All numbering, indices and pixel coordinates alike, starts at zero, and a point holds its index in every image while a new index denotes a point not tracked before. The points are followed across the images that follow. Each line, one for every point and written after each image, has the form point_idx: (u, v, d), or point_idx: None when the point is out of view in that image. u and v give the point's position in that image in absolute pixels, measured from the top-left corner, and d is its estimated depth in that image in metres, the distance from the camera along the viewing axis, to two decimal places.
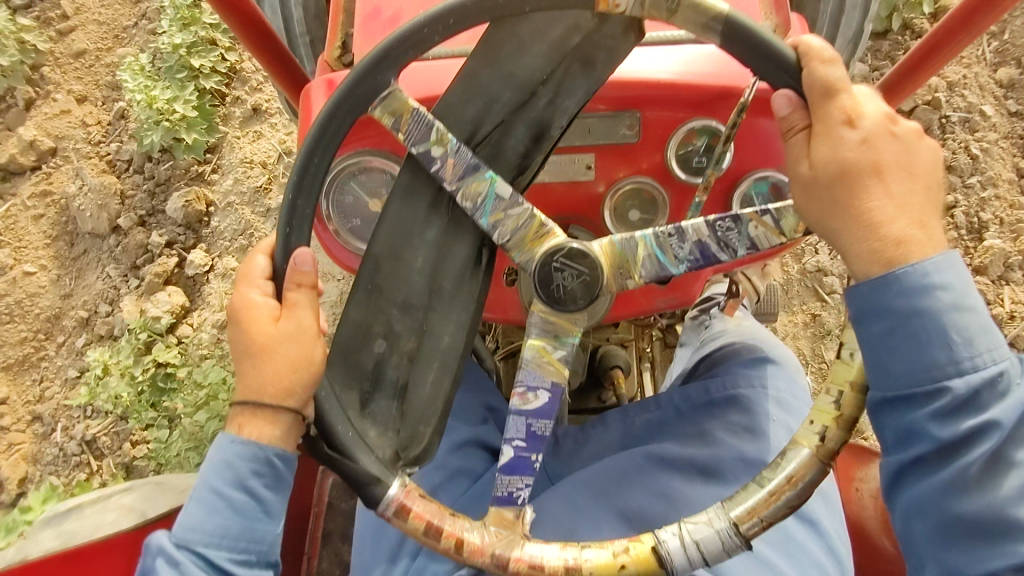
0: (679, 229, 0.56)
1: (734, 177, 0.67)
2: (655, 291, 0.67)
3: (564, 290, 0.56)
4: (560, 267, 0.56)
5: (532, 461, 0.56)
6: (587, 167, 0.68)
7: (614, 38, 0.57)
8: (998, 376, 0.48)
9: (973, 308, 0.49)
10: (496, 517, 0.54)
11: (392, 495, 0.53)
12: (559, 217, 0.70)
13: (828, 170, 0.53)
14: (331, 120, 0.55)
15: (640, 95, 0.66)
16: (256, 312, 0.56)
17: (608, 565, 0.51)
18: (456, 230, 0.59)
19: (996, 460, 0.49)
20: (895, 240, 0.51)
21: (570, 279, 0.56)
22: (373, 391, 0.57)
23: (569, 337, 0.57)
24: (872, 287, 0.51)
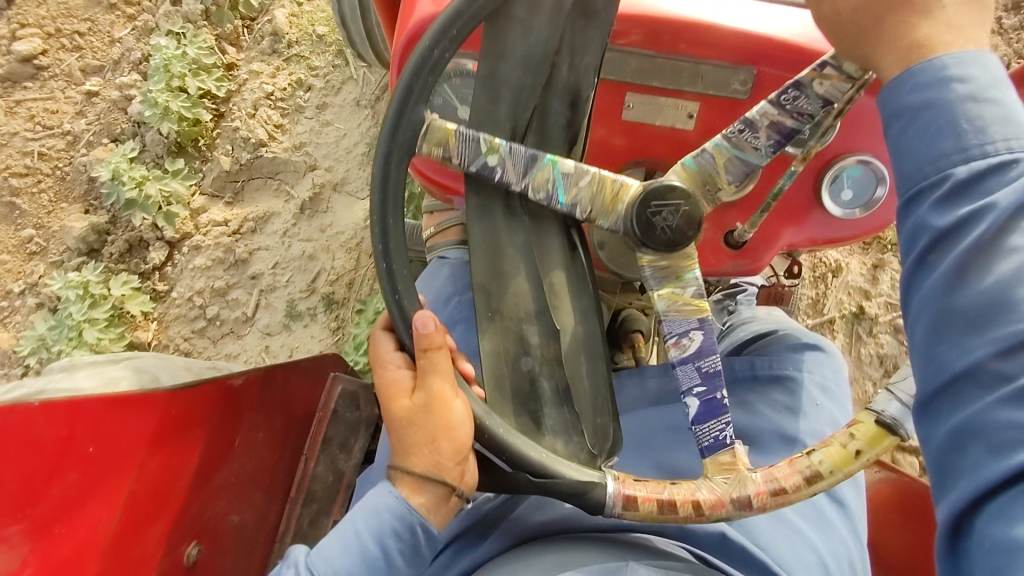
0: (749, 122, 0.57)
1: (831, 156, 0.67)
2: (725, 252, 0.72)
3: (671, 230, 0.56)
4: (656, 210, 0.56)
5: (721, 397, 0.56)
6: (688, 115, 0.68)
7: None
8: (1011, 162, 0.42)
9: (997, 99, 0.44)
10: (716, 466, 0.55)
11: (613, 490, 0.53)
12: (634, 160, 0.72)
13: (851, 3, 0.50)
14: (388, 174, 0.54)
15: (759, 51, 0.64)
16: (399, 386, 0.57)
17: (842, 456, 0.52)
18: (539, 224, 0.62)
19: (992, 246, 0.42)
20: (915, 45, 0.47)
21: (670, 217, 0.56)
22: (539, 406, 0.57)
23: (690, 272, 0.57)
24: (890, 94, 0.48)
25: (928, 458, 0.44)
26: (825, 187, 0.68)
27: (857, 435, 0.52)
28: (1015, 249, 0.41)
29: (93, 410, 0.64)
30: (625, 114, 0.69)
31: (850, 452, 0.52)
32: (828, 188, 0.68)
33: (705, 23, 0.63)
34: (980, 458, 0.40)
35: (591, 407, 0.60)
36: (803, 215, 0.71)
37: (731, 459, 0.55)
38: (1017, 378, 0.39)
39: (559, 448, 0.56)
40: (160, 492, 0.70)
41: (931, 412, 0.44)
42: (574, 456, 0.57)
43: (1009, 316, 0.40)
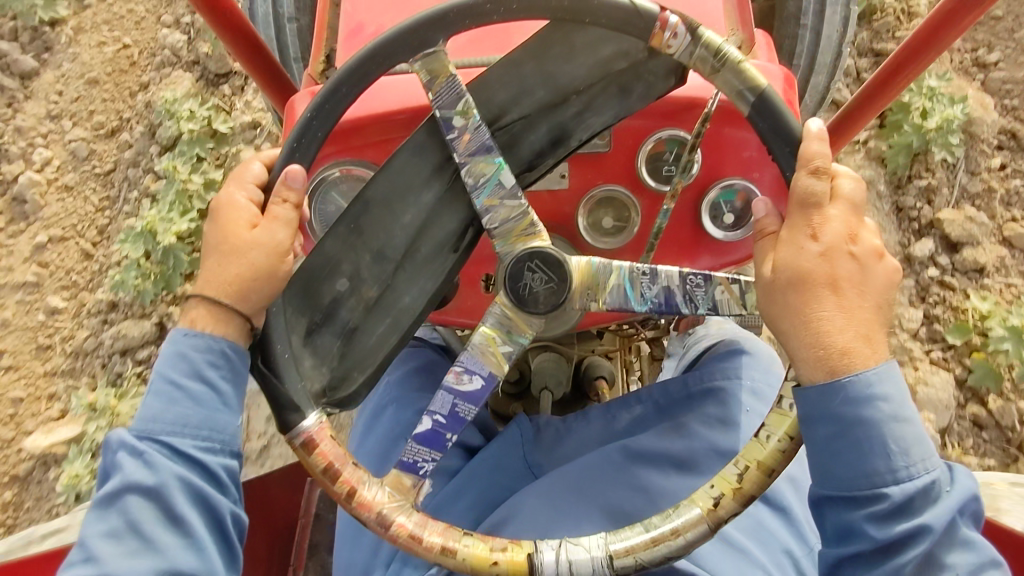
0: (653, 271, 0.60)
1: (702, 183, 0.71)
2: None
3: (530, 291, 0.59)
4: (534, 268, 0.59)
5: (447, 437, 0.60)
6: (561, 176, 0.71)
7: (654, 76, 0.61)
8: (930, 483, 0.52)
9: (909, 419, 0.53)
10: (393, 480, 0.59)
11: (306, 427, 0.59)
12: None
13: (786, 274, 0.56)
14: (373, 59, 0.58)
15: None
16: (239, 214, 0.62)
17: (482, 556, 0.56)
18: (451, 197, 0.62)
19: (930, 562, 0.53)
20: (840, 350, 0.54)
21: (536, 283, 0.59)
22: (322, 324, 0.62)
23: (521, 335, 0.61)
24: (821, 393, 0.54)
25: None
26: (703, 212, 0.71)
27: (505, 554, 0.56)
28: (947, 568, 0.53)
29: None
30: None
31: (490, 558, 0.56)
32: (705, 214, 0.71)
33: None
34: None
35: (360, 358, 0.63)
36: (691, 248, 0.73)
37: (403, 486, 0.59)
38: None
39: (306, 366, 0.61)
40: None
41: None
42: (315, 377, 0.62)
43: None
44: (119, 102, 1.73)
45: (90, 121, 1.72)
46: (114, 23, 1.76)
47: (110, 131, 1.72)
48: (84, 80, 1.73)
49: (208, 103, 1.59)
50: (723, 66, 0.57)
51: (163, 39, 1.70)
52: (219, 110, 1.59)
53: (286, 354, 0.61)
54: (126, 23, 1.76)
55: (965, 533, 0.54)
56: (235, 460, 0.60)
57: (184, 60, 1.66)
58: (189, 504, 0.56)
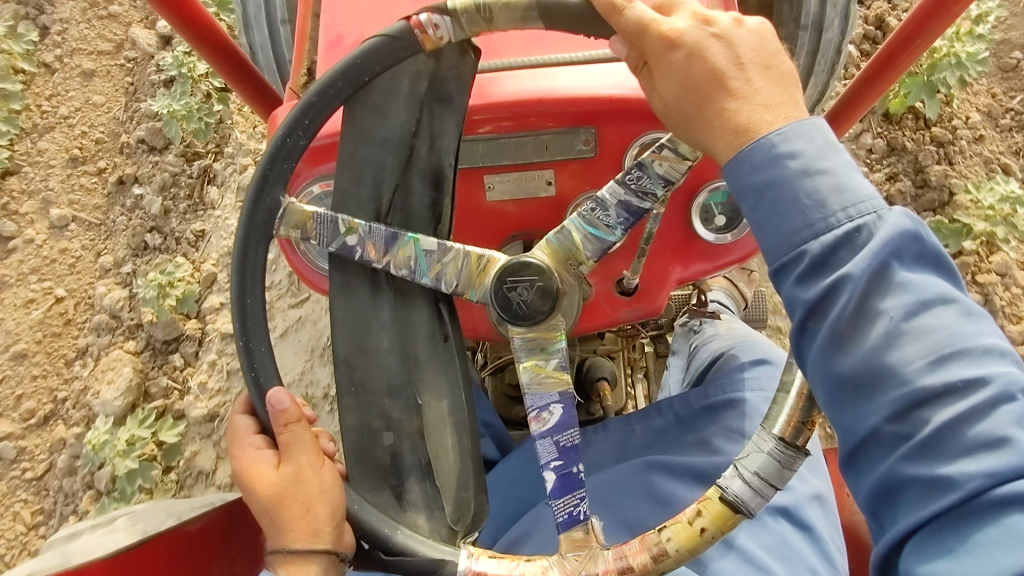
0: (599, 200, 0.59)
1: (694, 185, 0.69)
2: (620, 300, 0.73)
3: (525, 305, 0.58)
4: (512, 285, 0.58)
5: (577, 473, 0.56)
6: (547, 183, 0.70)
7: (456, 66, 0.61)
8: (855, 230, 0.47)
9: (829, 169, 0.48)
10: (569, 543, 0.54)
11: (462, 569, 0.54)
12: (510, 236, 0.72)
13: (674, 94, 0.56)
14: (247, 242, 0.60)
15: (595, 111, 0.67)
16: (259, 467, 0.61)
17: (688, 534, 0.52)
18: (405, 299, 0.62)
19: (863, 312, 0.46)
20: (741, 130, 0.52)
21: (525, 293, 0.58)
22: (400, 482, 0.60)
23: (555, 345, 0.59)
24: (738, 168, 0.52)
25: (852, 493, 0.50)
26: (693, 217, 0.70)
27: (702, 512, 0.52)
28: (883, 314, 0.46)
29: None
30: (489, 195, 0.71)
31: (696, 529, 0.52)
32: (699, 218, 0.70)
33: (543, 95, 0.67)
34: (865, 485, 0.48)
35: (459, 481, 0.61)
36: (686, 249, 0.72)
37: (584, 536, 0.54)
38: (914, 437, 0.45)
39: (421, 524, 0.58)
40: None
41: (852, 468, 0.49)
42: (434, 532, 0.58)
43: (896, 383, 0.45)
44: (52, 376, 1.55)
45: (18, 411, 1.52)
46: (44, 270, 1.63)
47: (43, 419, 1.51)
48: (10, 354, 1.56)
49: (150, 414, 1.38)
50: (493, 12, 0.56)
51: (99, 302, 1.56)
52: (162, 418, 1.39)
53: (398, 532, 0.57)
54: (57, 269, 1.63)
55: (909, 276, 0.47)
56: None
57: (125, 325, 1.50)
58: None
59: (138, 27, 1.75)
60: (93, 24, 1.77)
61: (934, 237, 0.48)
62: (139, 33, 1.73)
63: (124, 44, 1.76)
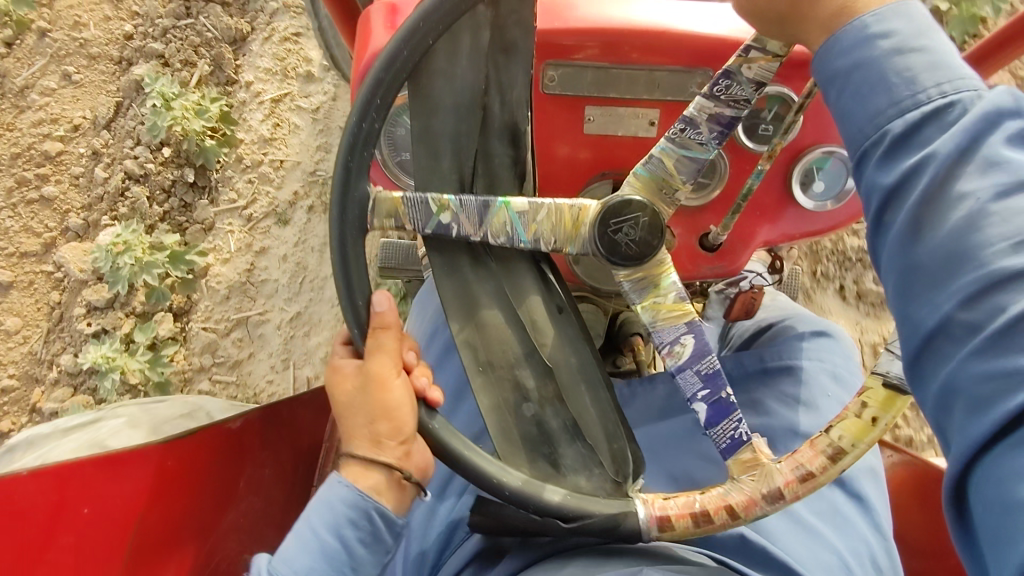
0: (688, 120, 0.56)
1: (798, 148, 0.66)
2: (701, 257, 0.72)
3: (635, 243, 0.56)
4: (616, 227, 0.56)
5: (728, 391, 0.55)
6: (649, 123, 0.68)
7: (516, 6, 0.55)
8: (946, 107, 0.43)
9: (923, 47, 0.45)
10: (739, 465, 0.54)
11: (646, 516, 0.54)
12: (599, 173, 0.72)
13: None
14: (347, 250, 0.56)
15: (714, 52, 0.64)
16: (342, 372, 0.60)
17: (862, 427, 0.51)
18: (509, 267, 0.60)
19: (943, 192, 0.42)
20: (839, 10, 0.48)
21: (633, 231, 0.56)
22: (551, 449, 0.56)
23: (666, 278, 0.57)
24: (823, 54, 0.49)
25: (922, 412, 0.44)
26: (794, 179, 0.68)
27: (868, 402, 0.51)
28: (966, 196, 0.41)
29: (83, 472, 0.64)
30: (586, 128, 0.69)
31: (866, 420, 0.51)
32: (800, 178, 0.67)
33: (662, 29, 0.64)
34: (936, 395, 0.42)
35: (603, 434, 0.58)
36: (780, 208, 0.70)
37: (752, 457, 0.53)
38: (986, 326, 0.39)
39: (583, 484, 0.55)
40: (168, 538, 0.70)
41: (918, 374, 0.44)
42: (598, 490, 0.55)
43: (971, 263, 0.40)
44: None
45: None
46: None
47: None
48: None
49: None
50: None
51: None
52: None
53: (558, 495, 0.54)
54: None
55: (1005, 152, 0.42)
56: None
57: None
58: None
59: (60, 249, 1.42)
60: (18, 212, 1.45)
61: None
62: (71, 255, 1.39)
63: (59, 238, 1.44)
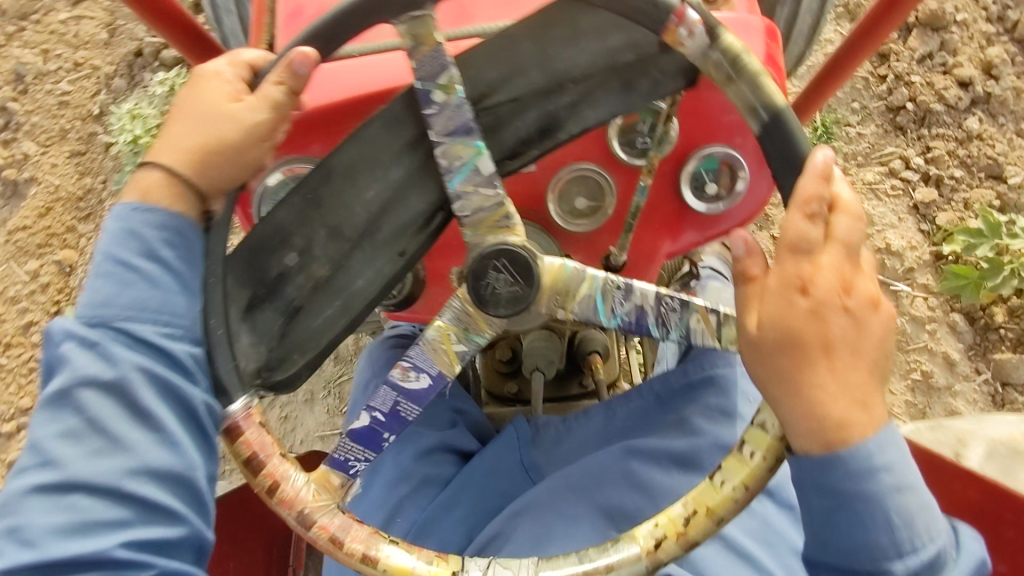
0: (628, 286, 0.56)
1: (683, 152, 0.66)
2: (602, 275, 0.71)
3: (495, 292, 0.56)
4: (499, 267, 0.55)
5: (383, 437, 0.58)
6: None
7: (663, 73, 0.58)
8: (936, 555, 0.48)
9: (914, 485, 0.49)
10: (323, 478, 0.57)
11: (233, 412, 0.56)
12: None
13: (771, 334, 0.50)
14: (341, 28, 0.56)
15: None
16: (217, 87, 0.61)
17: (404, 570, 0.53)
18: (420, 178, 0.59)
19: None
20: (836, 422, 0.48)
21: (499, 284, 0.55)
22: (262, 299, 0.58)
23: (478, 334, 0.57)
24: (818, 462, 0.49)
25: None
26: (682, 184, 0.67)
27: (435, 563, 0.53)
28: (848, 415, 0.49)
29: None
30: None
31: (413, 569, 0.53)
32: (686, 186, 0.66)
33: None
34: None
35: (307, 338, 0.59)
36: (676, 225, 0.69)
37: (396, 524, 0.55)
38: None
39: (242, 341, 0.58)
40: None
41: None
42: (245, 360, 0.58)
43: None
44: None
45: None
46: None
47: None
48: None
49: None
50: (737, 75, 0.52)
51: None
52: None
53: (218, 329, 0.57)
54: None
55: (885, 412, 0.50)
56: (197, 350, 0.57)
57: None
58: (156, 400, 0.55)
59: None
60: None
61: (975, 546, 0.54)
62: None
63: None
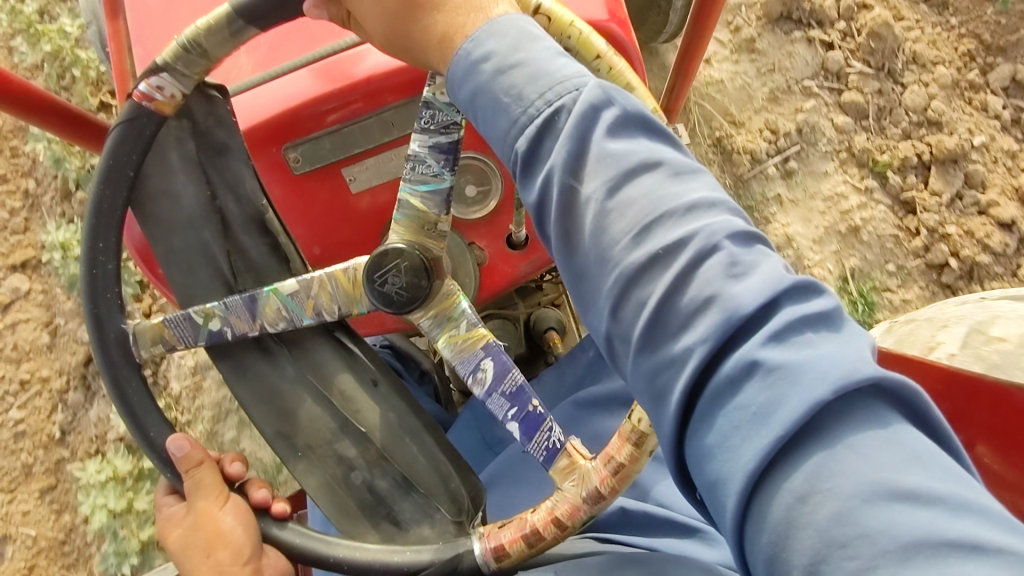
0: (414, 155, 0.55)
1: None
2: (513, 256, 0.72)
3: (404, 290, 0.55)
4: (382, 279, 0.55)
5: (535, 408, 0.54)
6: (406, 156, 0.69)
7: (212, 112, 0.57)
8: (555, 115, 0.40)
9: (523, 59, 0.41)
10: (558, 473, 0.53)
11: (481, 548, 0.55)
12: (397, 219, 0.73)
13: (380, 24, 0.49)
14: (111, 362, 0.58)
15: (419, 75, 0.64)
16: (175, 517, 0.63)
17: (653, 404, 0.49)
18: (303, 347, 0.61)
19: (567, 196, 0.39)
20: (446, 35, 0.45)
21: (397, 279, 0.55)
22: (387, 506, 0.58)
23: (457, 308, 0.56)
24: (461, 81, 0.44)
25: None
26: None
27: (640, 411, 0.49)
28: (585, 199, 0.39)
29: None
30: (354, 187, 0.70)
31: None
32: None
33: (363, 78, 0.64)
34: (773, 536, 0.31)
35: (437, 477, 0.59)
36: None
37: (569, 461, 0.53)
38: (643, 323, 0.36)
39: (427, 533, 0.57)
40: None
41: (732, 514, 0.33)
42: (443, 533, 0.57)
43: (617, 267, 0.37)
44: None
45: None
46: None
47: None
48: None
49: None
50: (205, 47, 0.52)
51: None
52: None
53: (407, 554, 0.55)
54: None
55: (610, 146, 0.39)
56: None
57: None
58: None
59: None
60: None
61: (638, 102, 0.40)
62: None
63: None
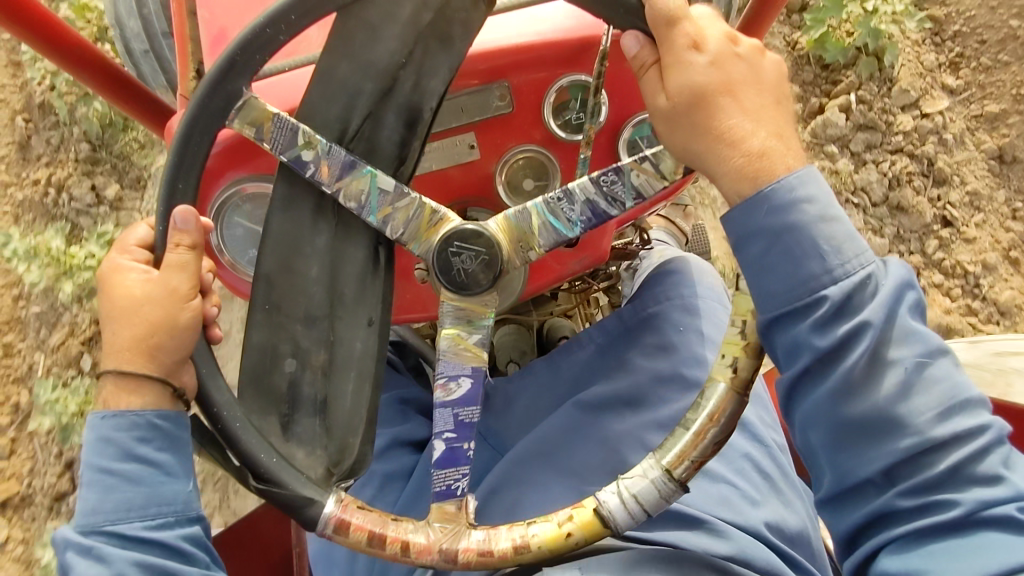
0: (567, 192, 0.58)
1: (615, 125, 0.67)
2: (564, 254, 0.73)
3: (466, 274, 0.57)
4: (457, 251, 0.57)
5: (466, 448, 0.58)
6: (469, 146, 0.68)
7: (466, 11, 0.55)
8: (867, 279, 0.52)
9: (838, 216, 0.52)
10: (438, 513, 0.56)
11: (329, 512, 0.55)
12: (456, 203, 0.69)
13: (684, 99, 0.55)
14: (199, 111, 0.53)
15: (506, 63, 0.65)
16: (125, 276, 0.57)
17: (554, 536, 0.54)
18: (347, 231, 0.59)
19: (875, 360, 0.52)
20: (755, 154, 0.54)
21: (468, 261, 0.57)
22: (292, 413, 0.58)
23: (482, 320, 0.59)
24: (743, 211, 0.54)
25: None
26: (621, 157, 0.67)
27: (574, 518, 0.55)
28: (895, 362, 0.52)
29: None
30: (415, 164, 0.68)
31: (563, 532, 0.54)
32: (625, 155, 0.66)
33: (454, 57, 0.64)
34: None
35: (346, 425, 0.59)
36: None
37: (456, 508, 0.56)
38: (918, 475, 0.52)
39: (298, 457, 0.57)
40: None
41: None
42: (311, 468, 0.57)
43: (911, 430, 0.52)
44: None
45: None
46: None
47: None
48: None
49: None
50: None
51: None
52: None
53: (274, 458, 0.56)
54: None
55: (912, 323, 0.53)
56: (195, 526, 0.57)
57: None
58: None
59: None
60: None
61: (920, 289, 0.55)
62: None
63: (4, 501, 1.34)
